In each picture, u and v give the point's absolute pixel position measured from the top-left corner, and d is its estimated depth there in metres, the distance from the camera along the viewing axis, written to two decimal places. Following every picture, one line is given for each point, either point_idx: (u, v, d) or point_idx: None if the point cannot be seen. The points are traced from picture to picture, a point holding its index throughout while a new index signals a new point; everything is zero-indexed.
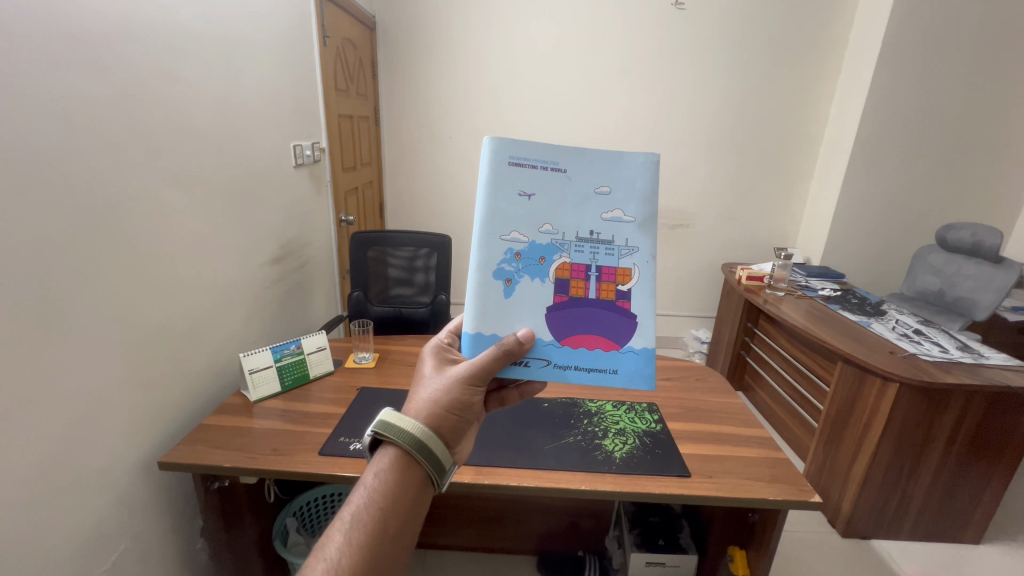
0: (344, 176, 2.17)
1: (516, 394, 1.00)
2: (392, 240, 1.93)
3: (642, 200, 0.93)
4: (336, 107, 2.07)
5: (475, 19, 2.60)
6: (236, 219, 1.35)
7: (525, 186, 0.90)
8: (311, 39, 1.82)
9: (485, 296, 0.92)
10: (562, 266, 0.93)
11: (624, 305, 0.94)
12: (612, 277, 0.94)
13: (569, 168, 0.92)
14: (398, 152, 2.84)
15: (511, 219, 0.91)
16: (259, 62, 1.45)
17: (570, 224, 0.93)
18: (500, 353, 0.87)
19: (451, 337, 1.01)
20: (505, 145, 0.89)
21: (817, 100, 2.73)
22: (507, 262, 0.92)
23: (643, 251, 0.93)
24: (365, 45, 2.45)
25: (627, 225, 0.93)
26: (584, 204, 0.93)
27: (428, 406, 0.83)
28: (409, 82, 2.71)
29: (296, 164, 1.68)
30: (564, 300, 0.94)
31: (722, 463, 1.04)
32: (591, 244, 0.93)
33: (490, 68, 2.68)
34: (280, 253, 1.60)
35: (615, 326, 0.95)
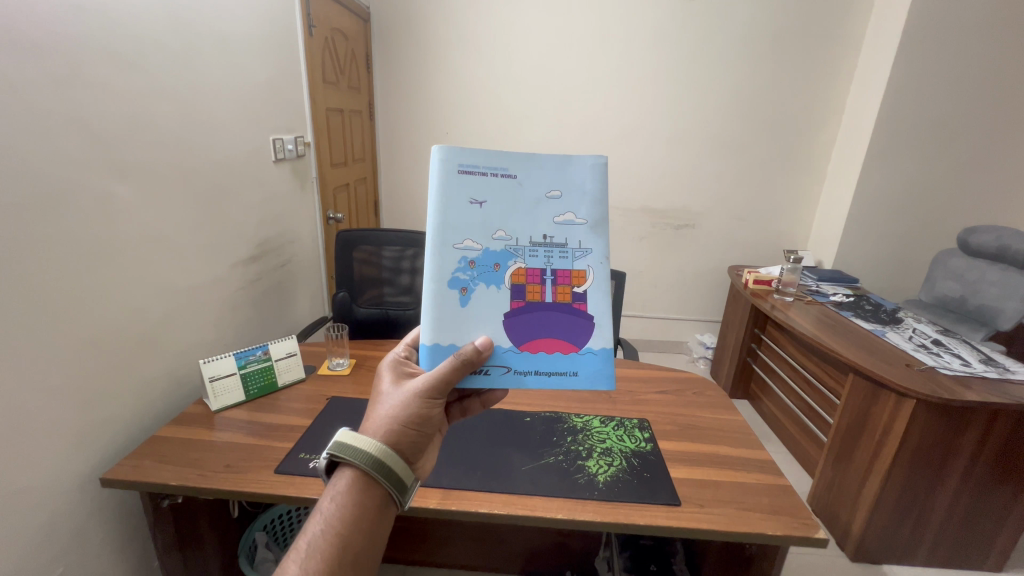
0: (333, 172, 2.10)
1: (480, 404, 1.01)
2: (378, 239, 1.85)
3: (590, 203, 1.01)
4: (324, 100, 2.00)
5: (473, 8, 2.51)
6: (202, 215, 1.28)
7: (476, 195, 0.97)
8: (295, 29, 1.74)
9: (442, 303, 0.98)
10: (518, 271, 1.00)
11: (582, 307, 1.02)
12: (567, 280, 1.02)
13: (519, 175, 0.99)
14: (394, 148, 2.76)
15: (465, 227, 0.98)
16: (231, 49, 1.38)
17: (523, 229, 1.01)
18: (455, 365, 0.88)
19: (408, 351, 1.02)
20: (456, 157, 0.96)
21: (832, 94, 2.60)
22: (462, 270, 0.98)
23: (595, 252, 1.02)
24: (358, 37, 2.38)
25: (578, 227, 1.02)
26: (535, 209, 1.01)
27: (386, 423, 0.83)
28: (404, 76, 2.64)
29: (275, 159, 1.62)
30: (521, 305, 1.01)
31: (716, 490, 0.94)
32: (544, 248, 1.01)
33: (488, 59, 2.59)
34: (257, 252, 1.54)
35: (574, 330, 1.03)
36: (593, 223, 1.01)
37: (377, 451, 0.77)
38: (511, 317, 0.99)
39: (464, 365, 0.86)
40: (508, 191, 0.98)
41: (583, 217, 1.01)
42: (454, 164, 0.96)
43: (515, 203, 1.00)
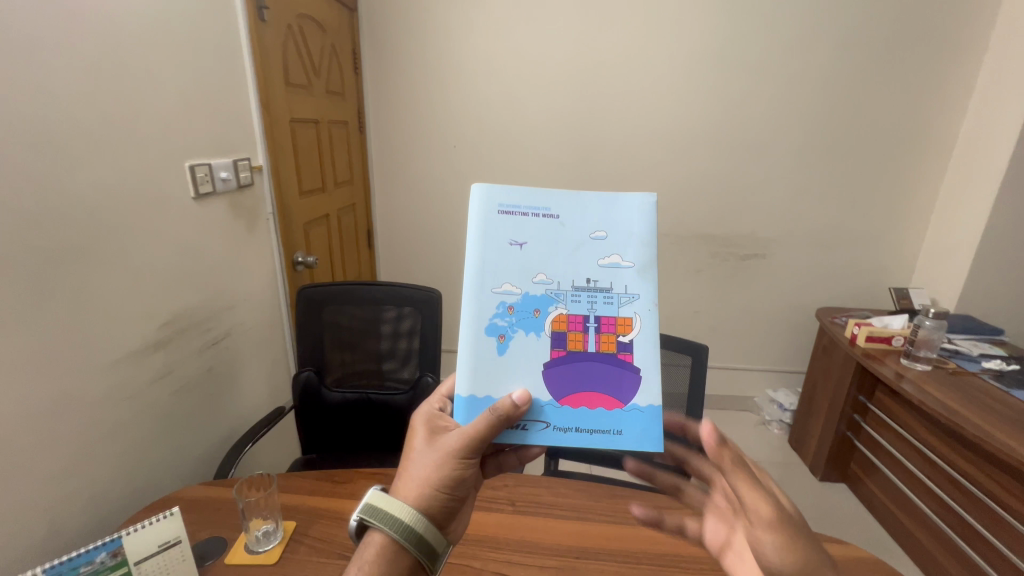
0: (303, 201, 1.62)
1: (516, 458, 0.74)
2: (355, 295, 1.33)
3: (646, 239, 0.64)
4: (288, 107, 1.51)
5: None
6: (28, 300, 0.78)
7: (515, 236, 0.64)
8: (233, 9, 1.26)
9: (473, 362, 0.63)
10: (559, 319, 0.65)
11: (629, 361, 0.64)
12: (612, 329, 0.64)
13: (565, 211, 0.66)
14: (390, 167, 2.27)
15: (498, 270, 0.64)
16: (102, 30, 0.88)
17: (564, 273, 0.65)
18: (492, 421, 0.60)
19: (442, 402, 0.72)
20: (491, 193, 0.65)
21: (953, 83, 1.97)
22: (500, 316, 0.64)
23: (642, 298, 0.64)
24: (341, 32, 1.90)
25: (628, 271, 0.64)
26: (578, 247, 0.65)
27: (420, 486, 0.62)
28: (401, 81, 2.15)
29: (197, 194, 1.13)
30: (562, 355, 0.64)
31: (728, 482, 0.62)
32: (589, 294, 0.64)
33: (505, 54, 2.07)
34: (160, 335, 1.05)
35: (617, 382, 0.64)
36: (646, 265, 0.64)
37: (407, 520, 0.59)
38: (553, 368, 0.64)
39: (501, 421, 0.60)
40: (548, 232, 0.65)
41: (637, 259, 0.64)
42: (490, 198, 0.65)
43: (558, 245, 0.65)
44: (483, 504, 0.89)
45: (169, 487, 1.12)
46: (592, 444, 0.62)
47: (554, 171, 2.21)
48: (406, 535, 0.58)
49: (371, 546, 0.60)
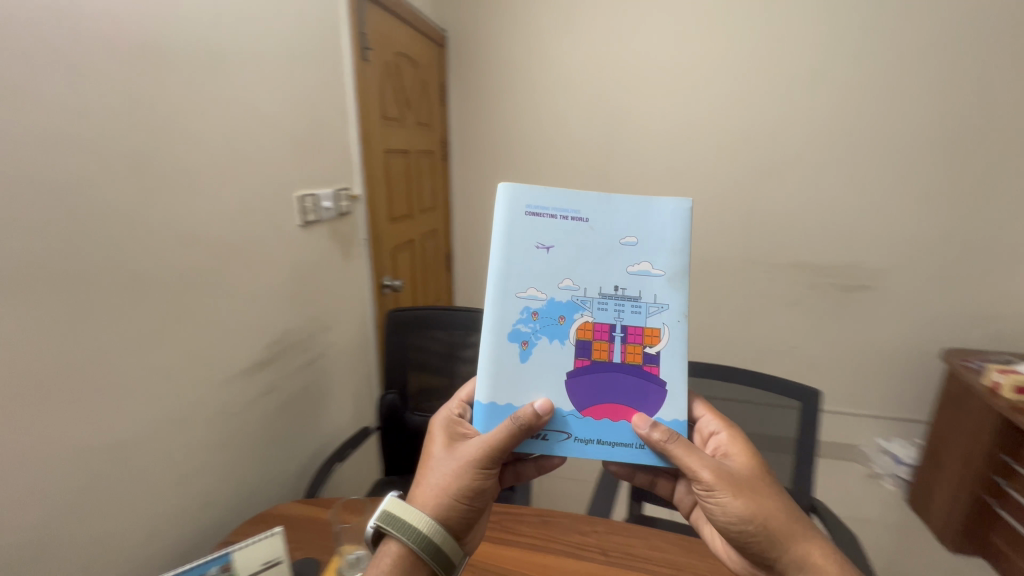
0: (392, 227, 1.69)
1: (533, 466, 0.74)
2: (437, 320, 1.34)
3: (680, 247, 0.63)
4: (382, 139, 1.60)
5: (563, 16, 2.03)
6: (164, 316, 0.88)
7: (542, 239, 0.64)
8: (340, 53, 1.37)
9: (496, 368, 0.64)
10: (584, 327, 0.65)
11: (654, 373, 0.65)
12: (639, 339, 0.65)
13: (596, 214, 0.64)
14: (471, 194, 2.33)
15: (524, 274, 0.64)
16: (232, 75, 1.00)
17: (591, 280, 0.64)
18: (513, 430, 0.61)
19: (461, 407, 0.73)
20: (519, 194, 0.63)
21: None
22: (524, 322, 0.64)
23: (671, 309, 0.64)
24: (431, 68, 2.02)
25: (658, 280, 0.64)
26: (606, 254, 0.64)
27: (435, 496, 0.62)
28: (483, 111, 2.22)
29: (303, 222, 1.22)
30: (586, 364, 0.65)
31: (671, 455, 0.62)
32: (616, 302, 0.64)
33: (586, 80, 2.07)
34: (267, 354, 1.13)
35: (642, 394, 0.65)
36: (679, 274, 0.63)
37: (423, 529, 0.60)
38: (576, 377, 0.65)
39: (523, 431, 0.61)
40: (577, 237, 0.64)
41: (669, 268, 0.63)
42: (517, 198, 0.63)
43: (587, 251, 0.64)
44: (572, 551, 0.84)
45: (267, 500, 1.18)
46: (613, 456, 0.65)
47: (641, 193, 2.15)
48: (422, 544, 0.59)
49: (387, 553, 0.60)
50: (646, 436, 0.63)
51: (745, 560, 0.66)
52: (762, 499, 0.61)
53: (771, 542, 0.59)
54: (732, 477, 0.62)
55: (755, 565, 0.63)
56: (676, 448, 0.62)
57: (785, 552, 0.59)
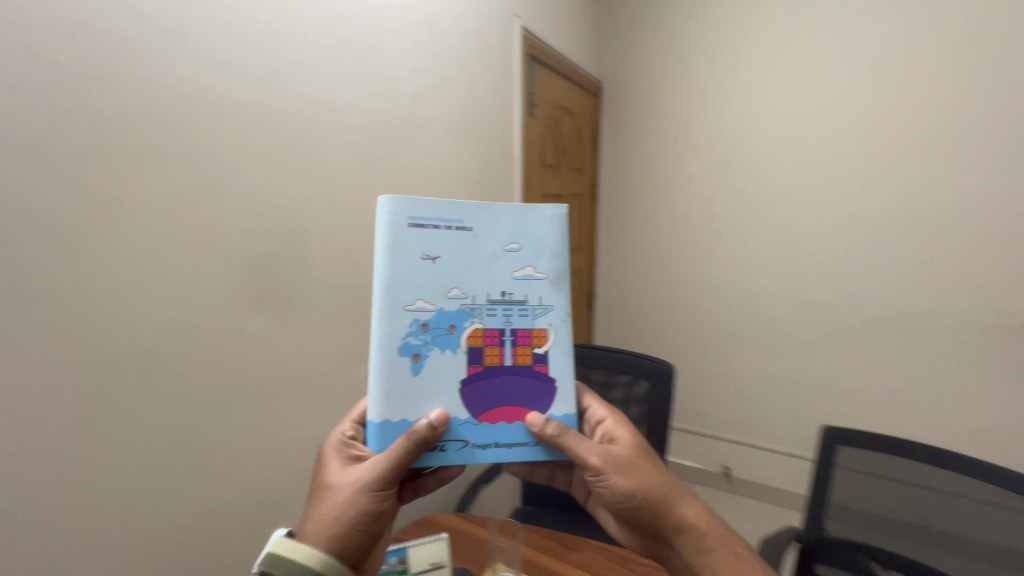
0: None
1: (434, 480, 0.70)
2: (585, 358, 1.39)
3: (558, 249, 0.61)
4: (540, 184, 1.76)
5: (717, 52, 1.95)
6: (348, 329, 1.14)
7: (427, 249, 0.57)
8: (512, 111, 1.58)
9: (387, 390, 0.56)
10: (474, 334, 0.59)
11: (546, 373, 0.62)
12: (528, 342, 0.61)
13: (479, 220, 0.59)
14: (615, 234, 2.34)
15: (409, 284, 0.57)
16: (418, 143, 1.24)
17: (479, 286, 0.59)
18: (409, 447, 0.55)
19: (354, 428, 0.65)
20: (397, 202, 0.56)
21: None
22: (414, 335, 0.57)
23: (556, 309, 0.61)
24: (586, 116, 2.14)
25: (543, 283, 0.61)
26: (495, 260, 0.59)
27: (330, 529, 0.55)
28: (633, 153, 2.24)
29: None
30: (479, 372, 0.60)
31: (564, 447, 0.60)
32: (504, 307, 0.60)
33: (741, 115, 1.93)
34: None
35: (533, 394, 0.62)
36: (560, 275, 0.61)
37: (316, 566, 0.52)
38: (470, 386, 0.59)
39: (418, 447, 0.55)
40: (459, 245, 0.58)
41: (551, 269, 0.61)
42: (397, 208, 0.56)
43: (473, 257, 0.58)
44: None
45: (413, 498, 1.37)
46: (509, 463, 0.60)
47: (823, 235, 1.82)
48: None
49: None
50: (540, 432, 0.60)
51: (642, 545, 0.64)
52: (647, 471, 0.62)
53: (653, 508, 0.60)
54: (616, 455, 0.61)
55: (651, 543, 0.62)
56: (568, 440, 0.60)
57: (668, 517, 0.60)
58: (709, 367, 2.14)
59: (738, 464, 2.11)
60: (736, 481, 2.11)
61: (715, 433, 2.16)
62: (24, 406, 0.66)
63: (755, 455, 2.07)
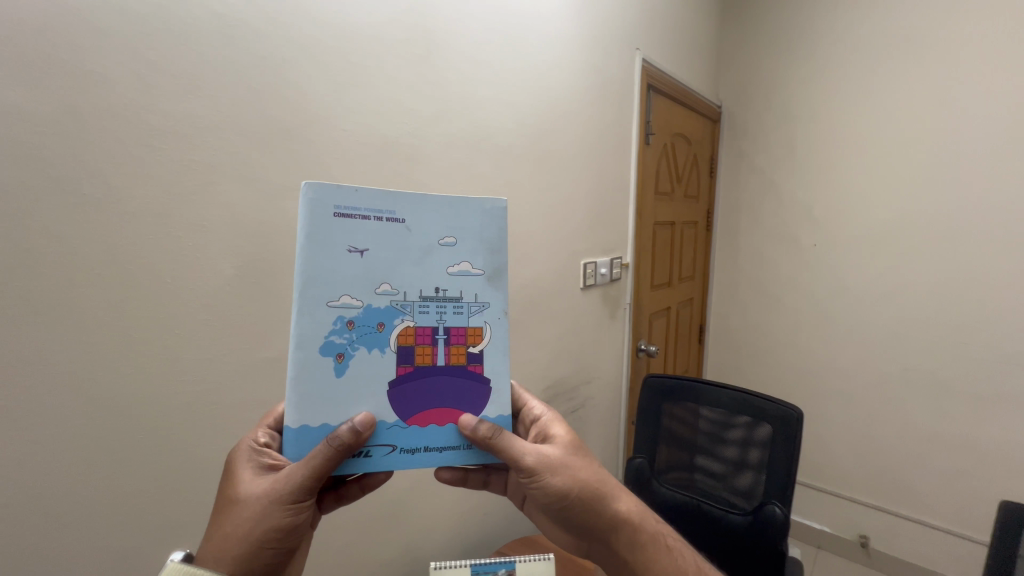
0: (653, 293, 1.77)
1: (357, 488, 0.69)
2: (698, 393, 1.30)
3: (501, 244, 0.58)
4: (653, 212, 1.73)
5: (865, 60, 1.73)
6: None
7: (354, 242, 0.54)
8: (630, 139, 1.59)
9: (303, 391, 0.53)
10: (406, 332, 0.57)
11: (480, 373, 0.59)
12: (462, 341, 0.58)
13: (413, 211, 0.55)
14: (732, 262, 2.19)
15: (332, 280, 0.53)
16: (546, 169, 1.27)
17: (410, 282, 0.56)
18: (329, 453, 0.52)
19: (268, 435, 0.60)
20: (322, 189, 0.52)
21: None
22: (337, 334, 0.54)
23: (493, 306, 0.59)
24: (704, 140, 2.05)
25: (478, 279, 0.58)
26: (426, 254, 0.56)
27: (239, 545, 0.51)
28: (755, 175, 2.08)
29: (584, 285, 1.42)
30: (409, 372, 0.57)
31: (499, 448, 0.57)
32: (437, 305, 0.57)
33: (899, 129, 1.67)
34: (545, 396, 1.33)
35: (466, 396, 0.59)
36: (499, 272, 0.58)
37: None
38: (399, 387, 0.57)
39: (341, 453, 0.53)
40: (387, 238, 0.55)
41: (487, 266, 0.58)
42: (318, 199, 0.52)
43: (405, 251, 0.55)
44: None
45: (518, 520, 1.40)
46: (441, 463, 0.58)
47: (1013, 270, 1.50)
48: None
49: None
50: (472, 433, 0.57)
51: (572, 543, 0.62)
52: (579, 465, 0.59)
53: (585, 509, 0.58)
54: (550, 455, 0.58)
55: (580, 540, 0.60)
56: (501, 440, 0.57)
57: (603, 511, 0.58)
58: (844, 418, 1.87)
59: (882, 535, 1.81)
60: (877, 556, 1.80)
61: (850, 496, 1.87)
62: (252, 396, 0.78)
63: (904, 526, 1.75)
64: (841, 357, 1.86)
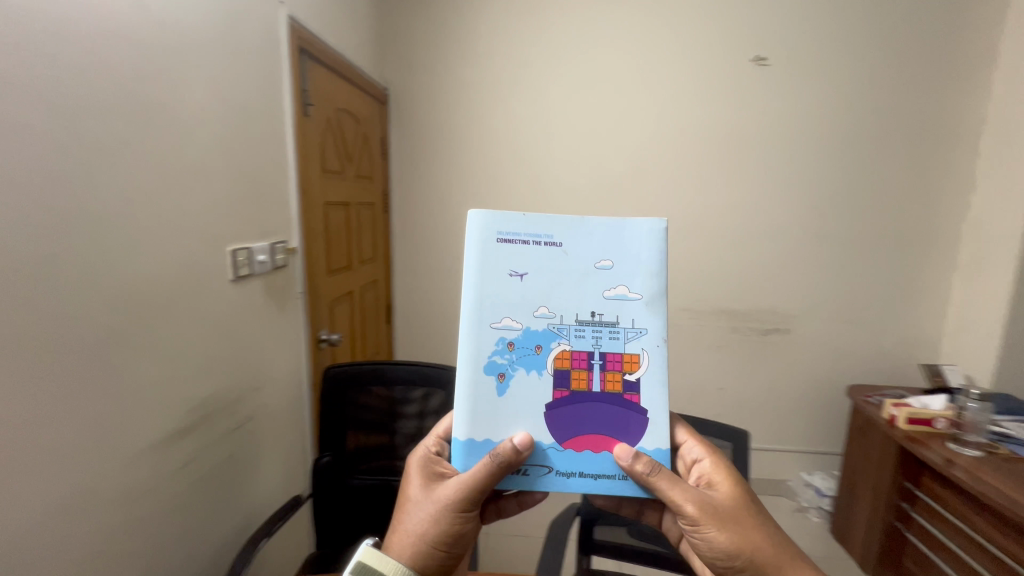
0: (330, 280, 1.73)
1: (515, 503, 0.79)
2: (376, 375, 1.29)
3: (655, 269, 0.65)
4: (322, 191, 1.65)
5: (493, 74, 2.13)
6: (89, 377, 0.84)
7: (515, 266, 0.66)
8: (281, 108, 1.42)
9: (474, 406, 0.66)
10: (562, 355, 0.67)
11: (636, 402, 0.66)
12: (619, 367, 0.67)
13: (568, 238, 0.66)
14: (407, 247, 2.33)
15: (498, 304, 0.66)
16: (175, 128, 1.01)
17: (566, 308, 0.67)
18: (493, 466, 0.65)
19: (438, 445, 0.77)
20: (489, 221, 0.65)
21: (961, 149, 1.92)
22: (500, 354, 0.66)
23: (651, 333, 0.66)
24: (373, 120, 2.07)
25: (636, 303, 0.66)
26: (583, 278, 0.66)
27: (413, 542, 0.68)
28: (420, 166, 2.25)
29: (234, 275, 1.22)
30: (565, 395, 0.67)
31: (656, 487, 0.65)
32: (593, 329, 0.67)
33: (513, 136, 2.15)
34: (188, 421, 1.09)
35: (622, 423, 0.67)
36: (656, 298, 0.65)
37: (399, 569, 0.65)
38: (555, 410, 0.67)
39: (503, 467, 0.65)
40: (548, 262, 0.66)
41: (646, 290, 0.66)
42: (488, 226, 0.66)
43: (562, 276, 0.66)
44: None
45: None
46: (595, 487, 0.67)
47: None
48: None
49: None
50: (629, 467, 0.65)
51: None
52: (749, 531, 0.65)
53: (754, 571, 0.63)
54: (715, 508, 0.66)
55: None
56: (659, 480, 0.64)
57: None
58: None
59: None
60: None
61: None
62: None
63: None
64: None
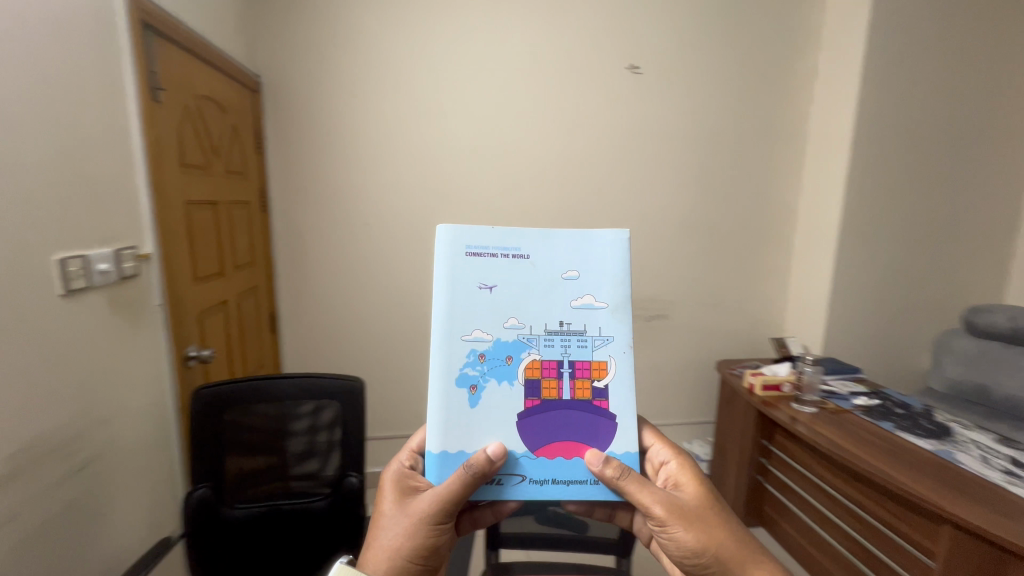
0: (197, 289, 1.53)
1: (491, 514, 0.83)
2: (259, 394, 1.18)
3: (619, 279, 0.75)
4: (183, 188, 1.46)
5: (378, 66, 2.03)
6: None
7: (484, 280, 0.74)
8: (123, 91, 1.22)
9: (447, 414, 0.72)
10: (532, 364, 0.75)
11: (604, 407, 0.75)
12: (586, 374, 0.75)
13: (535, 251, 0.76)
14: (290, 249, 2.14)
15: (469, 316, 0.74)
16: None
17: (535, 319, 0.75)
18: (468, 477, 0.69)
19: (412, 460, 0.80)
20: (461, 237, 0.74)
21: (790, 153, 2.27)
22: (472, 365, 0.73)
23: (617, 341, 0.75)
24: (243, 109, 1.87)
25: (602, 312, 0.75)
26: (552, 288, 0.75)
27: (387, 558, 0.69)
28: (301, 161, 2.08)
29: (64, 289, 1.02)
30: (536, 404, 0.74)
31: (625, 490, 0.71)
32: (561, 338, 0.75)
33: (403, 132, 2.09)
34: (6, 471, 0.89)
35: (592, 429, 0.75)
36: (618, 307, 0.75)
37: None
38: (526, 418, 0.74)
39: (476, 477, 0.69)
40: (519, 273, 0.75)
41: (610, 299, 0.75)
42: (458, 243, 0.74)
43: (531, 288, 0.75)
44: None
45: None
46: (568, 492, 0.73)
47: None
48: None
49: None
50: (601, 472, 0.72)
51: None
52: (714, 530, 0.70)
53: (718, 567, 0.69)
54: (682, 509, 0.71)
55: None
56: (627, 483, 0.71)
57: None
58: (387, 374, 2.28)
59: None
60: None
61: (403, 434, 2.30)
62: None
63: None
64: (386, 322, 2.23)
